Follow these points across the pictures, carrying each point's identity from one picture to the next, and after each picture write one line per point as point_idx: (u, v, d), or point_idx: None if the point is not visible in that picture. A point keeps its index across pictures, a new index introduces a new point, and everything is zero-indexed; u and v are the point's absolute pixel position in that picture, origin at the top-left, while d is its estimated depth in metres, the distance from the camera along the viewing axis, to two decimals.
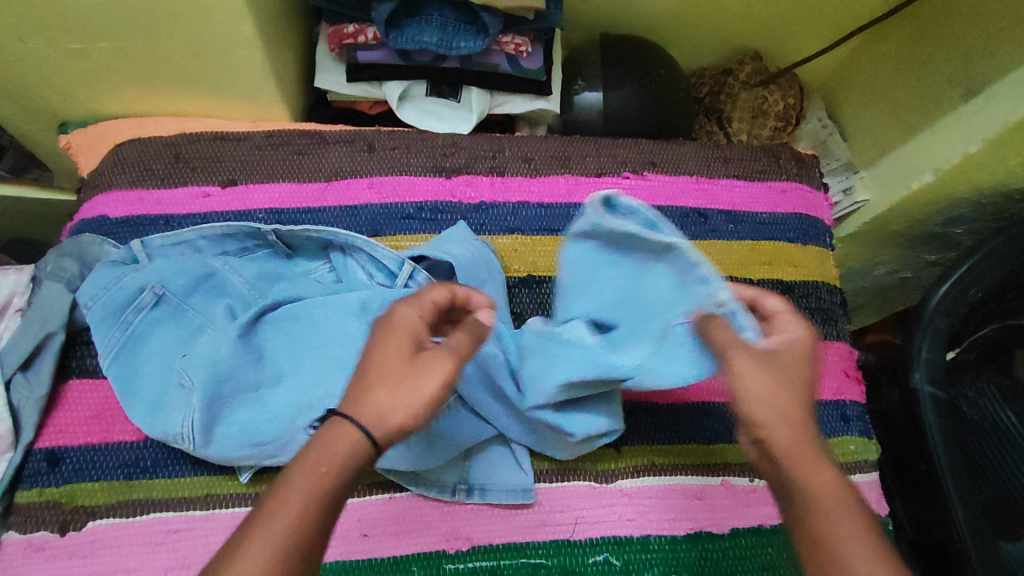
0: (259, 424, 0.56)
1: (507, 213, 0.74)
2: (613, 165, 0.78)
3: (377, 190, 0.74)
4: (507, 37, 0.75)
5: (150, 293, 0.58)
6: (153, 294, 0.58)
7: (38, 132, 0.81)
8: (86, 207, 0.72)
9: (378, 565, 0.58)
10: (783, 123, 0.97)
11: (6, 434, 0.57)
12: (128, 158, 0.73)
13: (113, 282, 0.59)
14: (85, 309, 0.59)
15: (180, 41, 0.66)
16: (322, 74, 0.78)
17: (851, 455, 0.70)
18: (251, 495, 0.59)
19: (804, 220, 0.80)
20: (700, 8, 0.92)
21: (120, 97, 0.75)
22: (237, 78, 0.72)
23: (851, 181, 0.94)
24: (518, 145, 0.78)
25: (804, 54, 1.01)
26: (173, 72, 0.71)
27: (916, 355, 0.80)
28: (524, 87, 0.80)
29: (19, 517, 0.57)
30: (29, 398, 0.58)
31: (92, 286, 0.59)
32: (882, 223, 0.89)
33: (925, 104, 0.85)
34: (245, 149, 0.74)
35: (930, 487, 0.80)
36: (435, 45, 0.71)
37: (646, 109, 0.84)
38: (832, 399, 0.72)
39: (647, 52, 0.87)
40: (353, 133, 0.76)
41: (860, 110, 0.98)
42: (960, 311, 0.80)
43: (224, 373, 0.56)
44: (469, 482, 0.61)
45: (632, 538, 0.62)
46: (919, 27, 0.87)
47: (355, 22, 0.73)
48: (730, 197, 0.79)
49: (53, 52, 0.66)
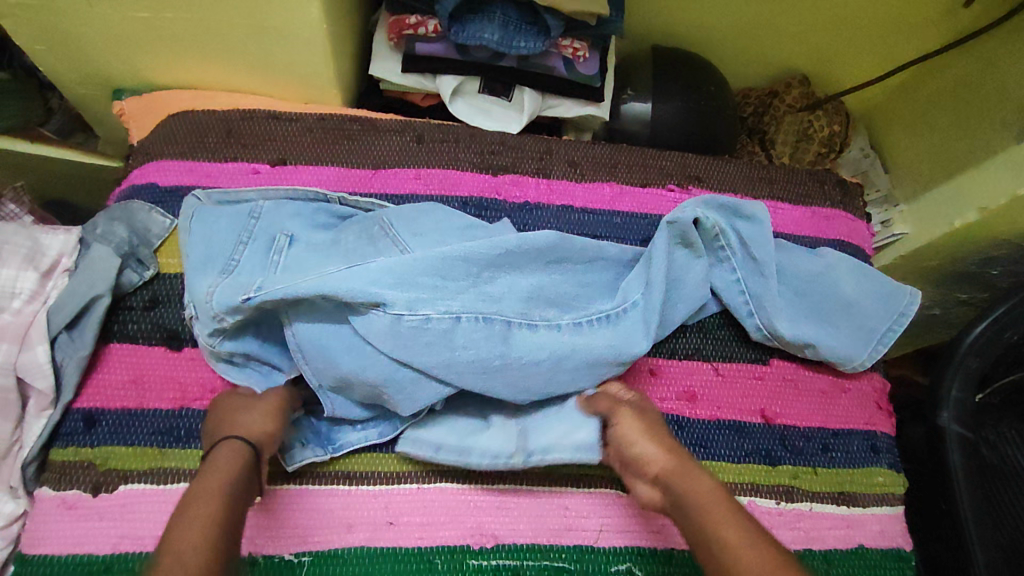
0: (352, 364, 0.57)
1: (550, 215, 0.74)
2: (658, 177, 0.78)
3: (422, 181, 0.74)
4: (565, 41, 0.75)
5: (283, 238, 0.64)
6: (286, 238, 0.64)
7: (91, 97, 0.82)
8: (136, 174, 0.73)
9: (402, 554, 0.58)
10: (827, 149, 0.96)
11: (47, 391, 0.58)
12: (181, 129, 0.74)
13: (218, 228, 0.63)
14: (204, 229, 0.62)
15: (246, 17, 0.66)
16: (378, 61, 0.78)
17: (879, 487, 0.70)
18: (186, 473, 0.58)
19: (845, 247, 0.79)
20: (752, 26, 0.93)
21: (177, 68, 0.76)
22: (297, 60, 0.73)
23: (889, 214, 0.94)
24: (564, 149, 0.78)
25: (852, 82, 1.00)
26: (234, 49, 0.71)
27: (946, 394, 0.80)
28: (577, 91, 0.80)
29: (53, 474, 0.57)
30: (72, 357, 0.59)
31: (188, 236, 0.62)
32: (920, 259, 0.90)
33: (974, 141, 0.84)
34: (296, 129, 0.75)
35: (949, 528, 0.79)
36: (495, 43, 0.72)
37: (694, 124, 0.84)
38: (863, 429, 0.71)
39: (698, 66, 0.87)
40: (403, 124, 0.77)
41: (903, 143, 0.97)
42: (993, 352, 0.80)
43: (308, 286, 0.56)
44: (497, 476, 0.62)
45: (656, 551, 0.61)
46: (972, 65, 0.86)
47: (417, 14, 0.74)
48: (773, 218, 0.79)
49: (119, 19, 0.67)
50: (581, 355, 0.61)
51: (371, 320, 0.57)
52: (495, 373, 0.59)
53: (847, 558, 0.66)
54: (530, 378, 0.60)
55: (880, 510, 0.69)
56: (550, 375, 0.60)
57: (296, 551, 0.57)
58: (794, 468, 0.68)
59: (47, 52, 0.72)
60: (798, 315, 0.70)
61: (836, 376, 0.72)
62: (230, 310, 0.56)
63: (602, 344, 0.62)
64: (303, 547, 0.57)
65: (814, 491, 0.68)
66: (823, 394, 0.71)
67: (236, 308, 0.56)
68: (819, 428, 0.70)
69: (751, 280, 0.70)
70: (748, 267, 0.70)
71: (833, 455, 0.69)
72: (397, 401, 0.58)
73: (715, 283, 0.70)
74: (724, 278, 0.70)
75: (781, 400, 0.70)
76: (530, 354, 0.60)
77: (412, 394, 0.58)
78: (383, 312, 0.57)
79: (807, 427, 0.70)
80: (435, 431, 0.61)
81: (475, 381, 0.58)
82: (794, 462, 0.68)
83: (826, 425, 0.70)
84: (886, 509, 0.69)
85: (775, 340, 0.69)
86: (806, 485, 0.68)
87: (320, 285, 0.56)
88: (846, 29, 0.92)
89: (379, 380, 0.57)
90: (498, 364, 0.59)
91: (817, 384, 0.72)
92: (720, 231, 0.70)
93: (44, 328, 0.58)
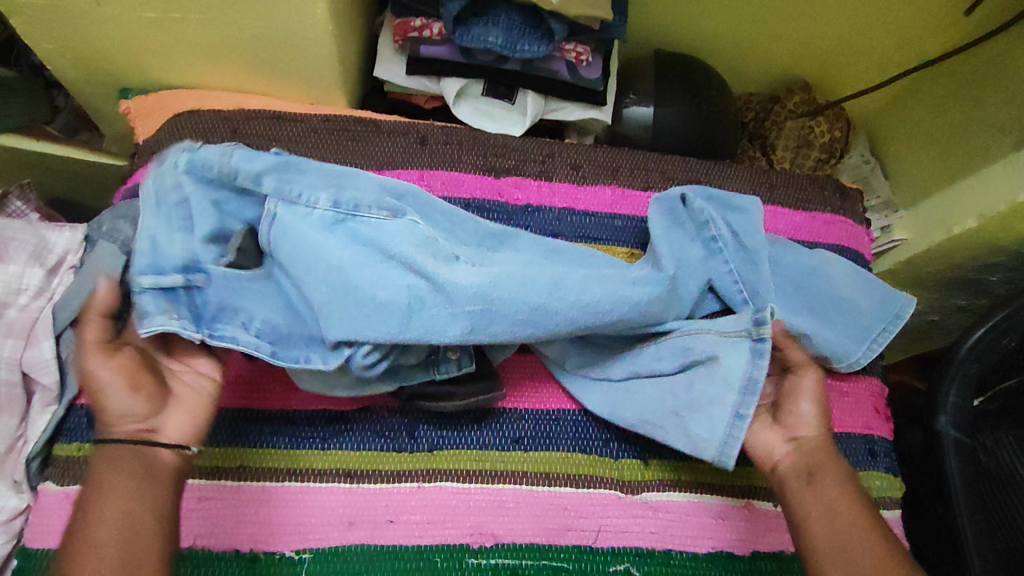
0: (336, 283, 0.55)
1: (552, 217, 0.75)
2: (659, 180, 0.79)
3: (426, 182, 0.74)
4: (570, 45, 0.77)
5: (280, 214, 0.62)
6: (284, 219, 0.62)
7: (97, 96, 0.83)
8: (142, 172, 0.73)
9: (402, 552, 0.59)
10: (827, 155, 0.96)
11: (52, 386, 0.59)
12: (187, 129, 0.74)
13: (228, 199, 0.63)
14: None
15: (253, 19, 0.67)
16: (383, 64, 0.79)
17: (877, 491, 0.70)
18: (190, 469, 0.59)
19: (843, 252, 0.80)
20: (753, 32, 0.94)
21: (184, 68, 0.76)
22: (303, 62, 0.74)
23: (889, 220, 0.96)
24: (567, 152, 0.79)
25: (853, 88, 1.01)
26: (240, 50, 0.72)
27: (944, 400, 0.80)
28: (580, 95, 0.80)
29: (56, 469, 0.58)
30: (77, 353, 0.60)
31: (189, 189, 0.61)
32: (919, 264, 0.90)
33: (974, 147, 0.85)
34: (301, 130, 0.75)
35: (948, 535, 0.79)
36: (499, 46, 0.72)
37: (696, 129, 0.85)
38: (861, 432, 0.72)
39: (700, 70, 0.87)
40: (407, 125, 0.77)
41: (903, 149, 0.98)
42: (991, 358, 0.80)
43: (324, 196, 0.58)
44: (500, 475, 0.62)
45: (654, 551, 0.62)
46: (972, 73, 0.87)
47: (421, 17, 0.74)
48: (773, 223, 0.79)
49: (128, 19, 0.68)
50: (585, 295, 0.59)
51: (383, 236, 0.57)
52: (487, 310, 0.56)
53: None
54: (524, 289, 0.57)
55: (878, 513, 0.69)
56: (546, 315, 0.58)
57: (297, 548, 0.58)
58: None
59: (55, 51, 0.73)
60: (795, 309, 0.71)
61: (835, 381, 0.73)
62: (234, 185, 0.57)
63: (605, 290, 0.59)
64: (304, 544, 0.58)
65: None
66: None
67: (238, 184, 0.57)
68: None
69: (744, 270, 0.68)
70: (741, 258, 0.69)
71: None
72: (347, 314, 0.54)
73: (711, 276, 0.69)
74: (719, 272, 0.68)
75: None
76: (540, 284, 0.58)
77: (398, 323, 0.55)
78: (397, 225, 0.58)
79: None
80: (582, 386, 0.65)
81: (459, 285, 0.56)
82: None
83: None
84: (883, 513, 0.69)
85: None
86: None
87: (337, 195, 0.58)
88: (847, 35, 0.92)
89: (363, 301, 0.55)
90: (491, 274, 0.58)
91: None
92: (710, 219, 0.69)
93: (50, 325, 0.59)
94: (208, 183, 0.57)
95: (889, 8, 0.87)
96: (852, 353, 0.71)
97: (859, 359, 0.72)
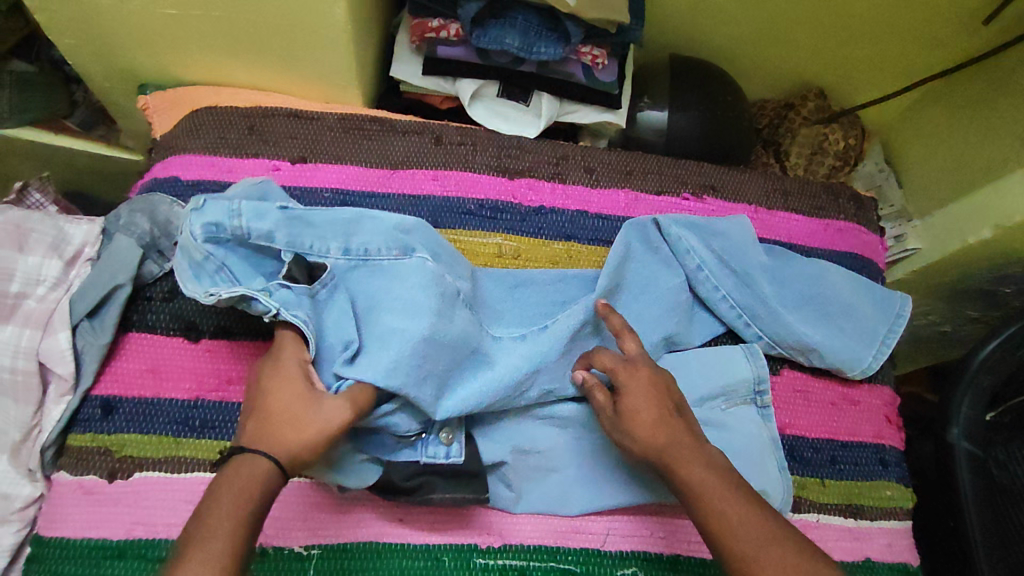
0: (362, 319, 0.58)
1: (565, 220, 0.75)
2: (673, 185, 0.79)
3: (440, 182, 0.74)
4: (586, 47, 0.76)
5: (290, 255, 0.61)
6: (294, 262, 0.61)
7: (115, 91, 0.83)
8: (159, 167, 0.74)
9: (410, 550, 0.59)
10: (842, 163, 0.96)
11: (67, 377, 0.59)
12: (204, 125, 0.75)
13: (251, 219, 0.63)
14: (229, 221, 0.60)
15: (271, 16, 0.67)
16: (399, 64, 0.79)
17: (888, 501, 0.69)
18: (204, 462, 0.59)
19: (857, 260, 0.79)
20: (768, 37, 0.93)
21: (202, 65, 0.77)
22: (321, 60, 0.74)
23: (904, 229, 0.94)
24: (581, 155, 0.79)
25: (868, 96, 1.00)
26: (258, 47, 0.73)
27: (956, 410, 0.79)
28: (595, 99, 0.81)
29: (70, 459, 0.58)
30: (92, 344, 0.60)
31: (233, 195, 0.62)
32: (932, 275, 0.90)
33: (988, 157, 0.84)
34: (317, 128, 0.76)
35: (958, 546, 0.78)
36: (516, 48, 0.73)
37: (709, 134, 0.84)
38: (872, 442, 0.71)
39: (714, 76, 0.87)
40: (422, 125, 0.78)
41: (918, 159, 0.98)
42: (1005, 370, 0.79)
43: (336, 245, 0.60)
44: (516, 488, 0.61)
45: (661, 556, 0.62)
46: (987, 85, 0.87)
47: (439, 18, 0.75)
48: (787, 230, 0.79)
49: (149, 16, 0.68)
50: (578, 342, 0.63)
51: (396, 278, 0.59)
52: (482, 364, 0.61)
53: (854, 570, 0.66)
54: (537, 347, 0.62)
55: (888, 524, 0.69)
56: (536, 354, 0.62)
57: (306, 543, 0.58)
58: (802, 479, 0.68)
59: (75, 46, 0.74)
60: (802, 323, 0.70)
61: (847, 389, 0.73)
62: (256, 219, 0.56)
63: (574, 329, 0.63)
64: (312, 540, 0.58)
65: (822, 502, 0.68)
66: (833, 406, 0.71)
67: (260, 218, 0.56)
68: (828, 440, 0.70)
69: (735, 291, 0.70)
70: (733, 280, 0.71)
71: (841, 467, 0.69)
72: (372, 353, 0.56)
73: (702, 295, 0.71)
74: (711, 293, 0.71)
75: (791, 411, 0.70)
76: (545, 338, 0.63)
77: (422, 378, 0.56)
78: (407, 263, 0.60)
79: (816, 439, 0.70)
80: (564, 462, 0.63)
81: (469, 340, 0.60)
82: (802, 473, 0.68)
83: (835, 437, 0.70)
84: (893, 523, 0.69)
85: (779, 351, 0.71)
86: (813, 496, 0.68)
87: (346, 243, 0.60)
88: (863, 43, 0.92)
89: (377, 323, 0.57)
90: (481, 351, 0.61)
91: (827, 396, 0.72)
92: (693, 248, 0.70)
93: (66, 315, 0.60)
94: (229, 244, 0.57)
95: (906, 15, 0.87)
96: (862, 361, 0.71)
97: (871, 366, 0.72)
